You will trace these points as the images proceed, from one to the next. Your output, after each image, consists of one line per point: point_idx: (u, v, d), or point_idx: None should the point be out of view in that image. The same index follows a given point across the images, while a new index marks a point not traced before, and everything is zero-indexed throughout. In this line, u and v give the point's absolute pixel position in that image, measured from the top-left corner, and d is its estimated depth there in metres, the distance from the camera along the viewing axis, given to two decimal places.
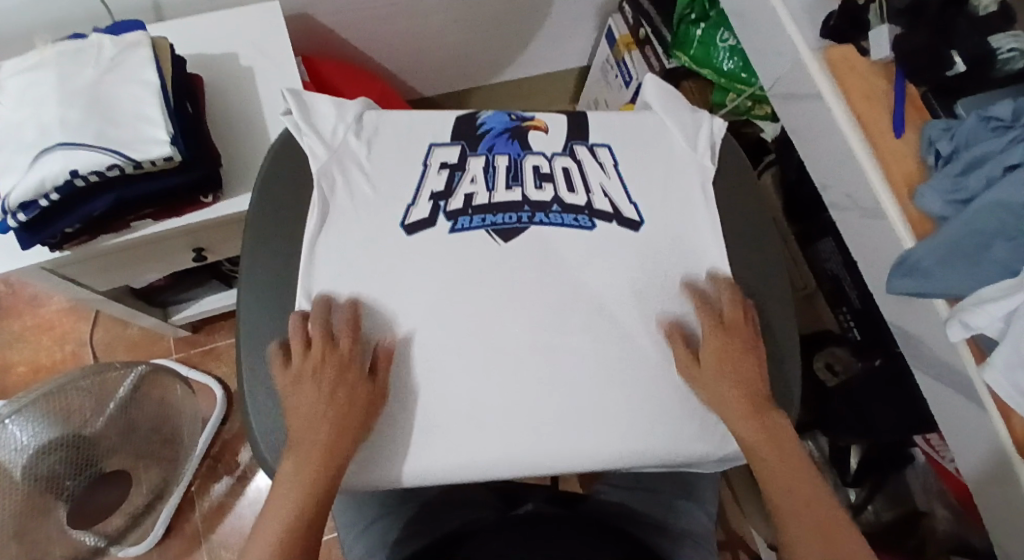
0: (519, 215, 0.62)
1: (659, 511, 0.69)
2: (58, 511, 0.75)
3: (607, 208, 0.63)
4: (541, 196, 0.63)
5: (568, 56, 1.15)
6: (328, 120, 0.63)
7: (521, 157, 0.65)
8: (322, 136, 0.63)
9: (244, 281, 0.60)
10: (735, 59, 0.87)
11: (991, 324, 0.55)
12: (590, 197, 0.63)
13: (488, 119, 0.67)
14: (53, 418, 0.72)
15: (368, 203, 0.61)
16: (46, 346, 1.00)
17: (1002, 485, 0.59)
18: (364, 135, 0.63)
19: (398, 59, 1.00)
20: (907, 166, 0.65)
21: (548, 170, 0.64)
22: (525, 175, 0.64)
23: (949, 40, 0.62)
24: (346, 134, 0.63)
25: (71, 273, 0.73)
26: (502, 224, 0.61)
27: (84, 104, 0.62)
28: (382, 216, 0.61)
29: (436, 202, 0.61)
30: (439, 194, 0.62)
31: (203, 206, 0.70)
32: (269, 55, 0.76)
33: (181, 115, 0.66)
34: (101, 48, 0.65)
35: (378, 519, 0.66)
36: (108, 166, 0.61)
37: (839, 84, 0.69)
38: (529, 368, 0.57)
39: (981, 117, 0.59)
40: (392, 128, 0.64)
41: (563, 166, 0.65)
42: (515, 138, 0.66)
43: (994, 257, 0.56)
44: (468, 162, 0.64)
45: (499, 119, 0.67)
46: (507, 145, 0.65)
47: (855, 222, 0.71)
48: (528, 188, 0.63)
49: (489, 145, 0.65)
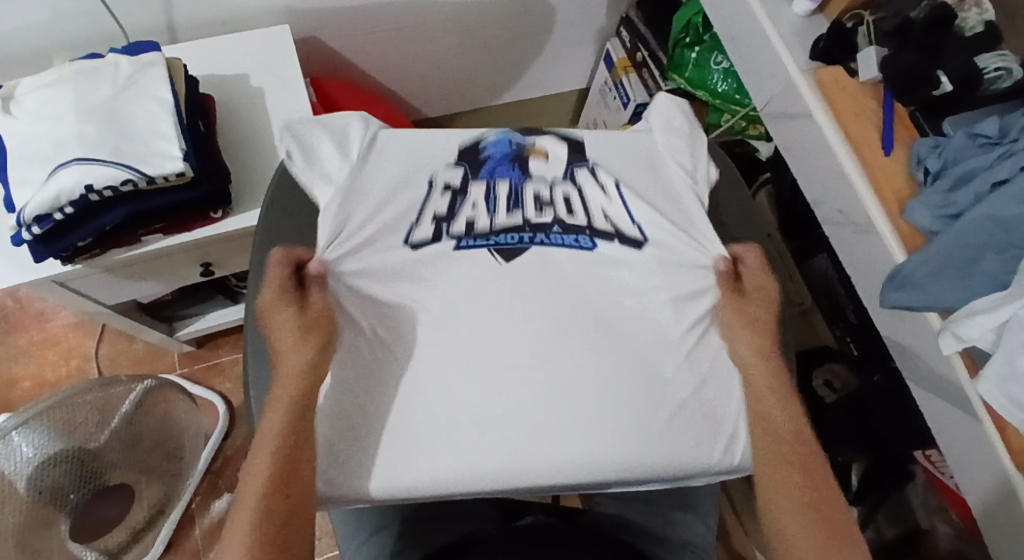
0: (520, 236, 0.63)
1: (658, 523, 0.69)
2: (61, 523, 0.76)
3: (607, 228, 0.65)
4: (541, 217, 0.64)
5: (567, 79, 1.18)
6: (332, 149, 0.64)
7: (522, 181, 0.66)
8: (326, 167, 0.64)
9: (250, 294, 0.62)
10: (729, 81, 0.90)
11: (981, 335, 0.56)
12: (590, 218, 0.65)
13: (490, 143, 0.68)
14: (57, 431, 0.72)
15: (378, 220, 0.62)
16: (51, 361, 1.01)
17: (998, 494, 0.60)
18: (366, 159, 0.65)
19: (402, 81, 1.03)
20: (898, 183, 0.67)
21: (548, 195, 0.66)
22: (525, 201, 0.65)
23: (936, 61, 0.64)
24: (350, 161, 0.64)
25: (79, 286, 0.74)
26: (503, 244, 0.63)
27: (100, 121, 0.64)
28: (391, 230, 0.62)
29: (437, 224, 0.63)
30: (439, 217, 0.64)
31: (212, 221, 0.71)
32: (278, 76, 0.79)
33: (193, 133, 0.68)
34: (117, 68, 0.67)
35: (379, 530, 0.67)
36: (122, 182, 0.63)
37: (830, 104, 0.71)
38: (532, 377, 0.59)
39: (969, 135, 0.61)
40: (394, 151, 0.66)
41: (564, 191, 0.66)
42: (516, 163, 0.67)
43: (983, 270, 0.58)
44: (469, 188, 0.65)
45: (501, 145, 0.68)
46: (508, 170, 0.67)
47: (848, 237, 0.73)
48: (527, 212, 0.65)
49: (489, 171, 0.66)
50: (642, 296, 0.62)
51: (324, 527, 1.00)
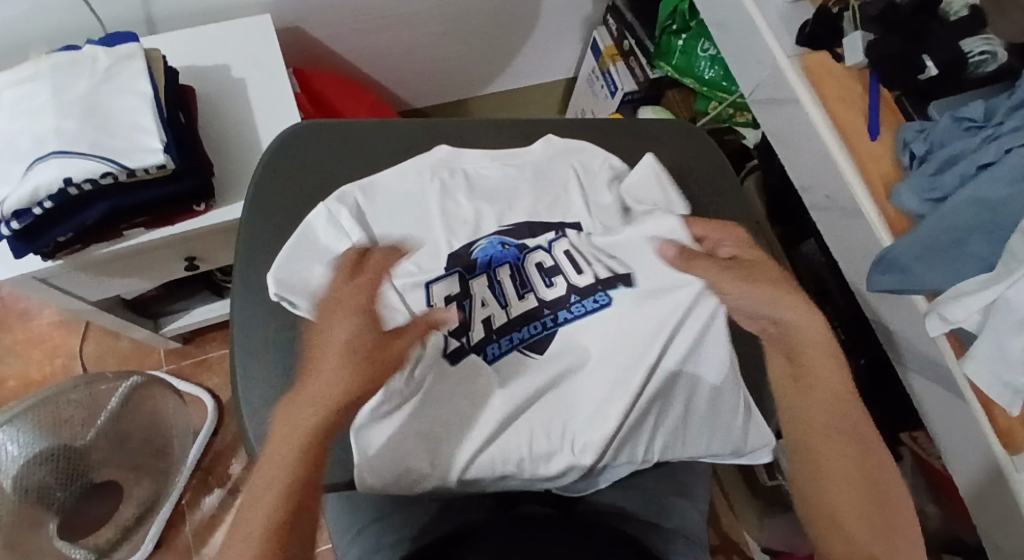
0: (542, 322, 0.57)
1: (652, 510, 0.69)
2: (50, 522, 0.75)
3: (610, 272, 0.57)
4: (555, 292, 0.58)
5: (554, 69, 1.17)
6: (332, 235, 0.59)
7: (521, 260, 0.60)
8: (327, 241, 0.59)
9: (236, 292, 0.61)
10: (716, 68, 0.90)
11: (967, 317, 0.56)
12: (594, 271, 0.58)
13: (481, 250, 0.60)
14: (43, 429, 0.73)
15: (383, 224, 0.61)
16: (36, 359, 0.99)
17: (988, 474, 0.60)
18: (357, 215, 0.60)
19: (386, 72, 1.02)
20: (884, 166, 0.67)
21: (551, 263, 0.59)
22: (533, 280, 0.59)
23: (923, 46, 0.64)
24: (345, 218, 0.60)
25: (61, 283, 0.73)
26: (529, 338, 0.56)
27: (79, 114, 0.63)
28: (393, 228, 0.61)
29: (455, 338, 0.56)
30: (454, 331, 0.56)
31: (195, 214, 0.70)
32: (260, 66, 0.78)
33: (174, 125, 0.67)
34: (96, 59, 0.66)
35: (372, 522, 0.66)
36: (102, 174, 0.62)
37: (817, 90, 0.71)
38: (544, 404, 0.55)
39: (955, 119, 0.62)
40: (385, 188, 0.63)
41: (564, 251, 0.60)
42: (507, 241, 0.60)
43: (973, 252, 0.58)
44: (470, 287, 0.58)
45: (491, 248, 0.60)
46: (503, 253, 0.60)
47: (835, 223, 0.73)
48: (540, 292, 0.58)
49: (484, 261, 0.59)
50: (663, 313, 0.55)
51: None
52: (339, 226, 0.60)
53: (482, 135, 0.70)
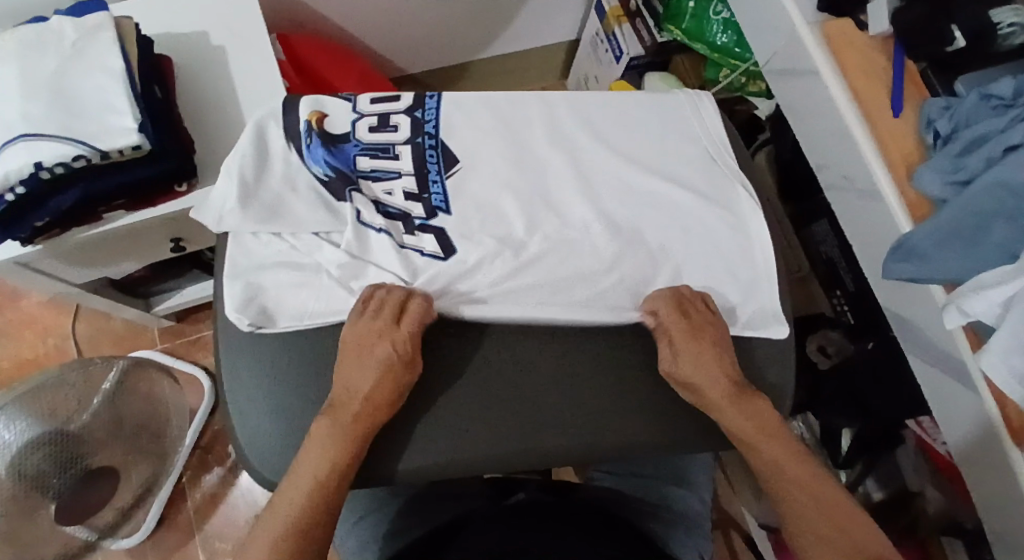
0: (425, 145, 0.61)
1: (653, 499, 0.68)
2: (47, 508, 0.74)
3: (379, 151, 0.60)
4: (401, 131, 0.61)
5: (556, 31, 1.11)
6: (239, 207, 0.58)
7: (357, 142, 0.60)
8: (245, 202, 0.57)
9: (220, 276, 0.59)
10: (729, 33, 0.85)
11: (988, 310, 0.53)
12: (389, 133, 0.61)
13: (338, 165, 0.59)
14: (36, 416, 0.72)
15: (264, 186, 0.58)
16: (27, 340, 0.98)
17: (994, 469, 0.59)
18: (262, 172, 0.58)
19: (381, 37, 0.97)
20: (906, 147, 0.63)
21: (371, 135, 0.61)
22: (382, 139, 0.61)
23: (950, 14, 0.59)
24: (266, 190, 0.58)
25: (43, 267, 0.70)
26: (438, 155, 0.61)
27: (47, 94, 0.59)
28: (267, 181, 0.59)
29: (427, 180, 0.60)
30: (417, 183, 0.60)
31: (178, 194, 0.67)
32: (241, 35, 0.73)
33: (149, 101, 0.63)
34: (62, 33, 0.61)
35: (370, 515, 0.65)
36: (74, 158, 0.58)
37: (837, 62, 0.67)
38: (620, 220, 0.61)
39: (982, 96, 0.57)
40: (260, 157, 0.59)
41: (366, 130, 0.61)
42: (334, 152, 0.59)
43: (993, 239, 0.55)
44: (376, 176, 0.60)
45: (344, 159, 0.59)
46: (346, 155, 0.59)
47: (851, 205, 0.70)
48: (397, 139, 0.61)
49: (348, 153, 0.59)
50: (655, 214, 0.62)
51: None
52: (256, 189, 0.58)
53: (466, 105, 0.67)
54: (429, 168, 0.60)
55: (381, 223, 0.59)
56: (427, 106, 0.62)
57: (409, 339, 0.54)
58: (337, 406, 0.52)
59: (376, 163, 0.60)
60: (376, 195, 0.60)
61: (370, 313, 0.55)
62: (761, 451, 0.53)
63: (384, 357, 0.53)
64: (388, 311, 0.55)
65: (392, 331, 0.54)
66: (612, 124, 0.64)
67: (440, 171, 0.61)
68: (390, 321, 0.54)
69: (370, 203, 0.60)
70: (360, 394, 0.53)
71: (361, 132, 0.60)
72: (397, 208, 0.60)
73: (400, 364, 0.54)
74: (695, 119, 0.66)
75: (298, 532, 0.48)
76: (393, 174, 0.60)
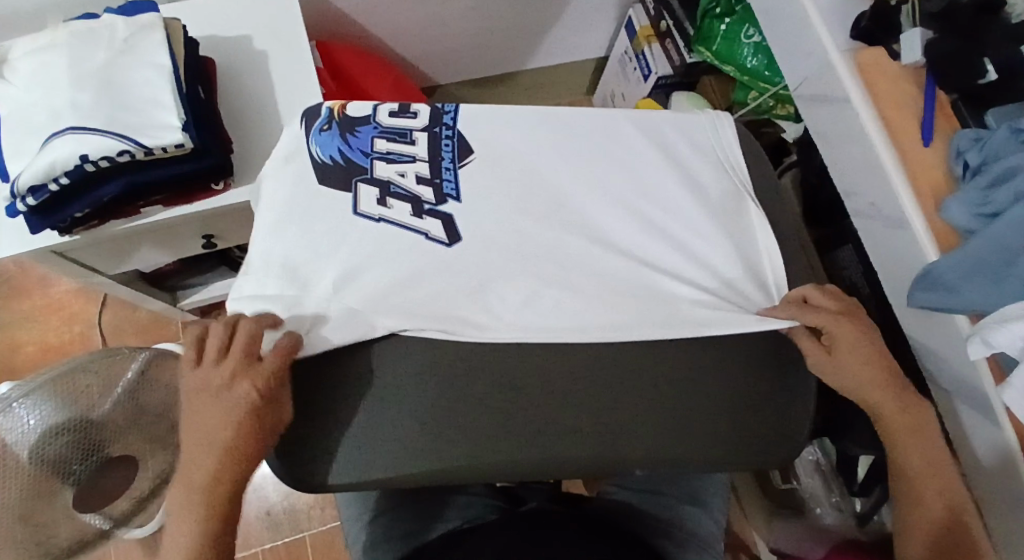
0: (442, 133, 0.57)
1: (667, 516, 0.68)
2: (65, 493, 0.76)
3: (396, 138, 0.57)
4: (424, 118, 0.58)
5: (586, 47, 1.13)
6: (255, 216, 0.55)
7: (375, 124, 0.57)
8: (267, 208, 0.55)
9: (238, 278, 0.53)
10: (759, 57, 0.85)
11: (1011, 344, 0.53)
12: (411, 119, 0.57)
13: (352, 149, 0.55)
14: (60, 401, 0.73)
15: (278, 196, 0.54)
16: (54, 326, 1.00)
17: (1005, 499, 0.59)
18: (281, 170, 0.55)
19: (414, 47, 0.99)
20: (935, 175, 0.63)
21: (389, 124, 0.57)
22: (400, 123, 0.57)
23: (982, 49, 0.60)
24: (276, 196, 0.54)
25: (78, 255, 0.72)
26: (456, 143, 0.57)
27: (96, 89, 0.61)
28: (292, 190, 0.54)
29: (441, 167, 0.56)
30: (430, 170, 0.56)
31: (214, 192, 0.68)
32: (283, 40, 0.75)
33: (193, 101, 0.65)
34: (113, 30, 0.63)
35: (386, 513, 0.66)
36: (119, 153, 0.60)
37: (869, 91, 0.67)
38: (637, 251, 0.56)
39: (1012, 131, 0.57)
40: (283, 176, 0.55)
41: (384, 118, 0.57)
42: (344, 137, 0.55)
43: (1019, 274, 0.54)
44: (389, 157, 0.56)
45: (359, 142, 0.56)
46: (360, 139, 0.56)
47: (877, 231, 0.70)
48: (416, 126, 0.57)
49: (364, 138, 0.56)
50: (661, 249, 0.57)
51: (327, 498, 1.01)
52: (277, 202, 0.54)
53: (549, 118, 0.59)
54: (445, 150, 0.57)
55: (371, 204, 0.54)
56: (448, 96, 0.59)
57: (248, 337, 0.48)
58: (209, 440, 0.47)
59: (392, 146, 0.56)
60: (387, 177, 0.55)
61: (236, 353, 0.48)
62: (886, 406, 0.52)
63: (242, 398, 0.46)
64: (237, 357, 0.47)
65: (249, 367, 0.47)
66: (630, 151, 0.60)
67: (453, 160, 0.56)
68: (246, 358, 0.48)
69: (375, 190, 0.55)
70: (218, 439, 0.47)
71: (379, 115, 0.57)
72: (407, 192, 0.55)
73: (257, 405, 0.47)
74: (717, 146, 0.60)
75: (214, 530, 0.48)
76: (407, 159, 0.56)
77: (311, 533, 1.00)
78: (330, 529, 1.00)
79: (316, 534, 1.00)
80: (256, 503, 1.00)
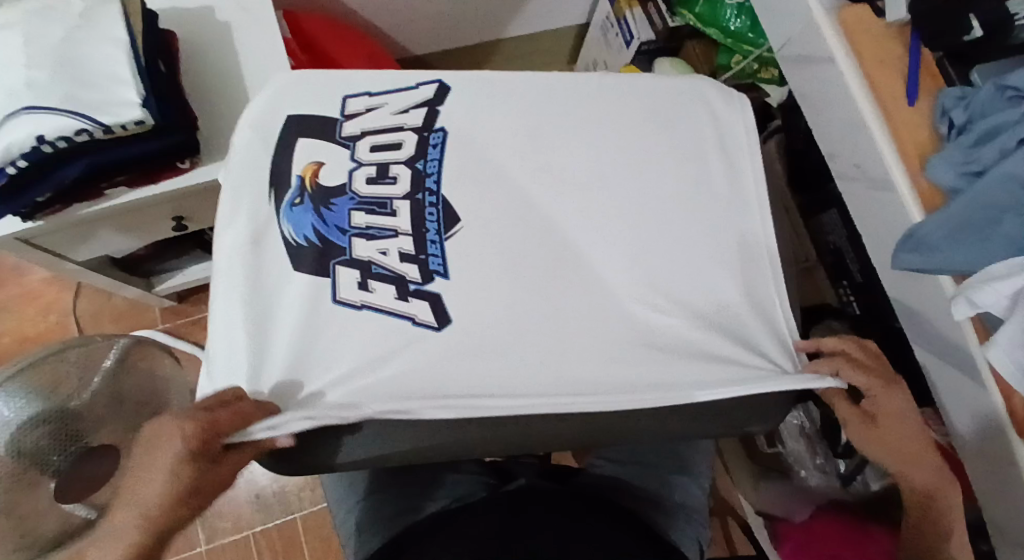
0: (424, 193, 0.55)
1: (656, 487, 0.68)
2: (47, 487, 0.74)
3: (377, 213, 0.54)
4: (402, 185, 0.55)
5: (567, 13, 1.11)
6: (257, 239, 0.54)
7: (353, 205, 0.54)
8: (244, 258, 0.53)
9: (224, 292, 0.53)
10: (742, 18, 0.84)
11: (996, 303, 0.53)
12: (386, 180, 0.55)
13: (332, 227, 0.54)
14: (37, 391, 0.73)
15: (252, 234, 0.54)
16: (30, 316, 0.98)
17: (996, 458, 0.60)
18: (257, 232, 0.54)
19: (388, 16, 0.96)
20: (919, 135, 0.62)
21: (366, 190, 0.55)
22: (377, 194, 0.55)
23: (969, 4, 0.58)
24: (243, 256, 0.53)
25: (46, 243, 0.70)
26: (439, 210, 0.54)
27: (53, 67, 0.58)
28: (274, 222, 0.54)
29: (416, 233, 0.54)
30: (407, 252, 0.54)
31: (180, 171, 0.66)
32: (248, 10, 0.72)
33: (154, 76, 0.62)
34: (68, 4, 0.60)
35: (375, 494, 0.66)
36: (78, 132, 0.57)
37: (852, 50, 0.66)
38: (668, 227, 0.56)
39: (998, 87, 0.56)
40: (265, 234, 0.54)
41: (365, 175, 0.55)
42: (314, 208, 0.54)
43: (1003, 233, 0.54)
44: (361, 248, 0.54)
45: (339, 217, 0.54)
46: (336, 217, 0.54)
47: (861, 194, 0.69)
48: (393, 192, 0.55)
49: (337, 218, 0.54)
50: (625, 219, 0.56)
51: (316, 479, 1.01)
52: (240, 262, 0.53)
53: (589, 103, 0.60)
54: (427, 223, 0.54)
55: (351, 299, 0.52)
56: (430, 156, 0.56)
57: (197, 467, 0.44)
58: (139, 495, 0.44)
59: (371, 219, 0.54)
60: (369, 258, 0.53)
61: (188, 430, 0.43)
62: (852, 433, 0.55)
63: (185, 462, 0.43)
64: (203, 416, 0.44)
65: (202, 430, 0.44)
66: (639, 118, 0.60)
67: (439, 231, 0.54)
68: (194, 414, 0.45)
69: (355, 272, 0.53)
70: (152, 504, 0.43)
71: (356, 183, 0.55)
72: (389, 271, 0.53)
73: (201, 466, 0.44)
74: (726, 169, 0.59)
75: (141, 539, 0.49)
76: (391, 227, 0.54)
77: (302, 515, 1.00)
78: (321, 510, 1.00)
79: (309, 514, 1.00)
80: (245, 488, 0.99)
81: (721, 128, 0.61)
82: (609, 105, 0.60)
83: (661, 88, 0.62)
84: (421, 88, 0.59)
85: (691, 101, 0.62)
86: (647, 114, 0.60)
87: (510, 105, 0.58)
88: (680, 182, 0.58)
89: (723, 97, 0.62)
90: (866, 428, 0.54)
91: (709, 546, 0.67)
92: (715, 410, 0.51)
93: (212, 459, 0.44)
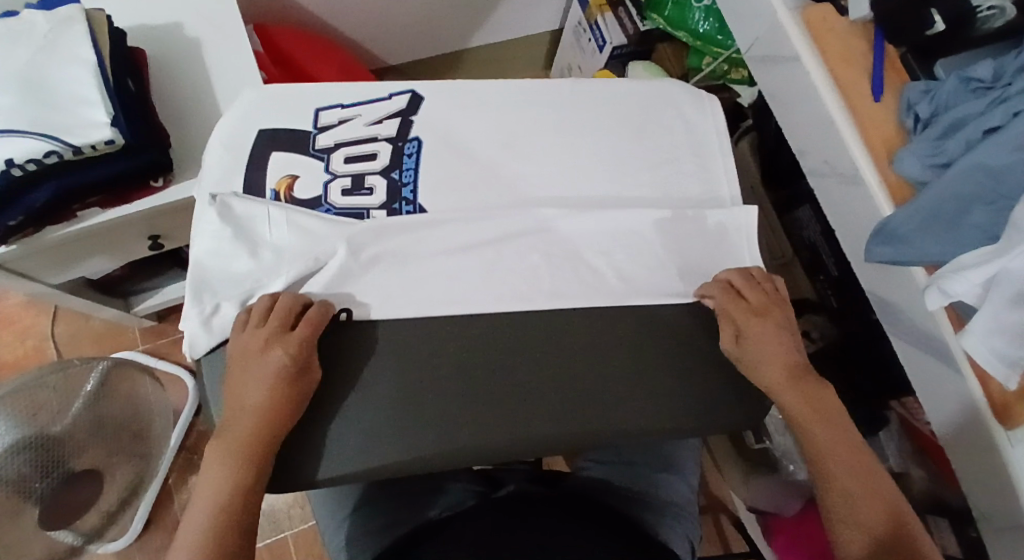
0: (400, 200, 0.56)
1: (643, 487, 0.68)
2: (29, 512, 0.74)
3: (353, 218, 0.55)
4: (379, 192, 0.56)
5: (539, 19, 1.11)
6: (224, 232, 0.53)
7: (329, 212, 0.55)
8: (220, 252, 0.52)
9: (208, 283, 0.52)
10: (710, 21, 0.86)
11: (969, 291, 0.53)
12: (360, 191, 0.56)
13: None
14: (18, 419, 0.71)
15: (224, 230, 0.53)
16: (7, 341, 0.97)
17: (975, 443, 0.60)
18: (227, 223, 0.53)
19: (360, 28, 0.96)
20: (886, 131, 0.63)
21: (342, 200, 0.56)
22: (353, 202, 0.56)
23: None
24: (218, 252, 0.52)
25: (19, 267, 0.69)
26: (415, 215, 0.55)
27: (19, 90, 0.58)
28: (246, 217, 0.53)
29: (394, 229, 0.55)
30: None
31: (154, 190, 0.66)
32: (218, 26, 0.72)
33: (123, 95, 0.62)
34: (33, 25, 0.60)
35: (364, 507, 0.65)
36: (46, 154, 0.57)
37: (817, 48, 0.67)
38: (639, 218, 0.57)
39: (962, 79, 0.58)
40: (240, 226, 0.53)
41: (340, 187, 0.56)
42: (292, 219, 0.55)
43: (974, 224, 0.55)
44: None
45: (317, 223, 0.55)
46: None
47: (832, 190, 0.70)
48: (370, 199, 0.55)
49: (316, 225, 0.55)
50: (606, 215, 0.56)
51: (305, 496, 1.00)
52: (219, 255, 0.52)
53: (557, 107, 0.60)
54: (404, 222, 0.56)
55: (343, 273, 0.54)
56: (405, 165, 0.57)
57: (280, 377, 0.47)
58: (240, 390, 0.48)
59: None
60: None
61: (272, 328, 0.49)
62: (810, 430, 0.52)
63: (276, 365, 0.47)
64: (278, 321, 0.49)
65: (282, 335, 0.48)
66: (610, 118, 0.61)
67: None
68: (279, 325, 0.49)
69: None
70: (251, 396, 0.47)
71: (332, 196, 0.55)
72: None
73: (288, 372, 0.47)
74: (697, 164, 0.60)
75: (228, 525, 0.46)
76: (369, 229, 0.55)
77: (292, 533, 0.99)
78: (311, 527, 0.99)
79: (299, 531, 0.99)
80: None
81: (691, 124, 0.62)
82: (586, 109, 0.61)
83: (628, 86, 0.62)
84: (393, 100, 0.59)
85: (655, 96, 0.62)
86: (616, 114, 0.61)
87: (480, 112, 0.59)
88: (654, 189, 0.59)
89: (686, 91, 0.63)
90: (761, 349, 0.52)
91: (699, 544, 0.67)
92: (694, 407, 0.51)
93: (299, 364, 0.48)
